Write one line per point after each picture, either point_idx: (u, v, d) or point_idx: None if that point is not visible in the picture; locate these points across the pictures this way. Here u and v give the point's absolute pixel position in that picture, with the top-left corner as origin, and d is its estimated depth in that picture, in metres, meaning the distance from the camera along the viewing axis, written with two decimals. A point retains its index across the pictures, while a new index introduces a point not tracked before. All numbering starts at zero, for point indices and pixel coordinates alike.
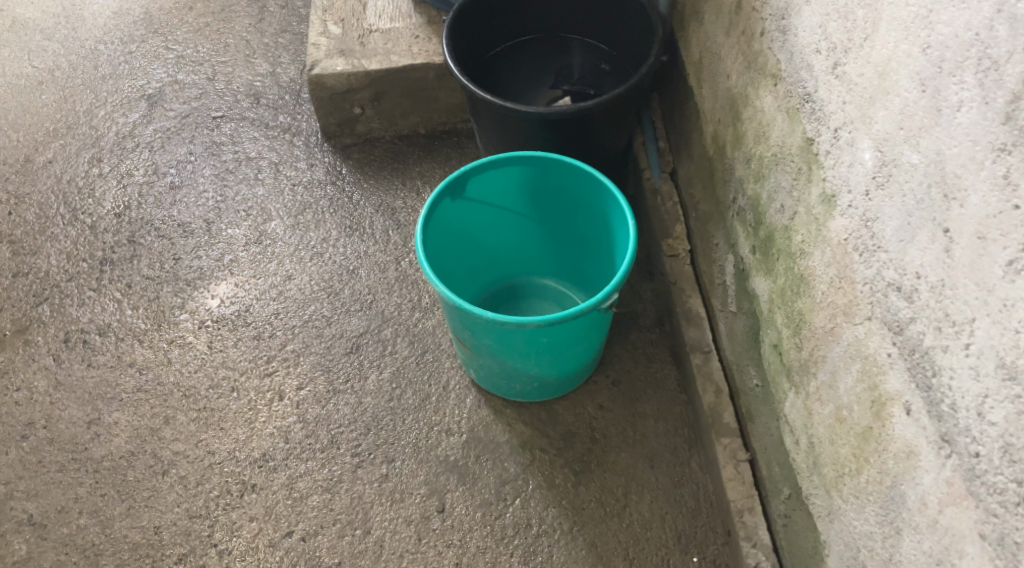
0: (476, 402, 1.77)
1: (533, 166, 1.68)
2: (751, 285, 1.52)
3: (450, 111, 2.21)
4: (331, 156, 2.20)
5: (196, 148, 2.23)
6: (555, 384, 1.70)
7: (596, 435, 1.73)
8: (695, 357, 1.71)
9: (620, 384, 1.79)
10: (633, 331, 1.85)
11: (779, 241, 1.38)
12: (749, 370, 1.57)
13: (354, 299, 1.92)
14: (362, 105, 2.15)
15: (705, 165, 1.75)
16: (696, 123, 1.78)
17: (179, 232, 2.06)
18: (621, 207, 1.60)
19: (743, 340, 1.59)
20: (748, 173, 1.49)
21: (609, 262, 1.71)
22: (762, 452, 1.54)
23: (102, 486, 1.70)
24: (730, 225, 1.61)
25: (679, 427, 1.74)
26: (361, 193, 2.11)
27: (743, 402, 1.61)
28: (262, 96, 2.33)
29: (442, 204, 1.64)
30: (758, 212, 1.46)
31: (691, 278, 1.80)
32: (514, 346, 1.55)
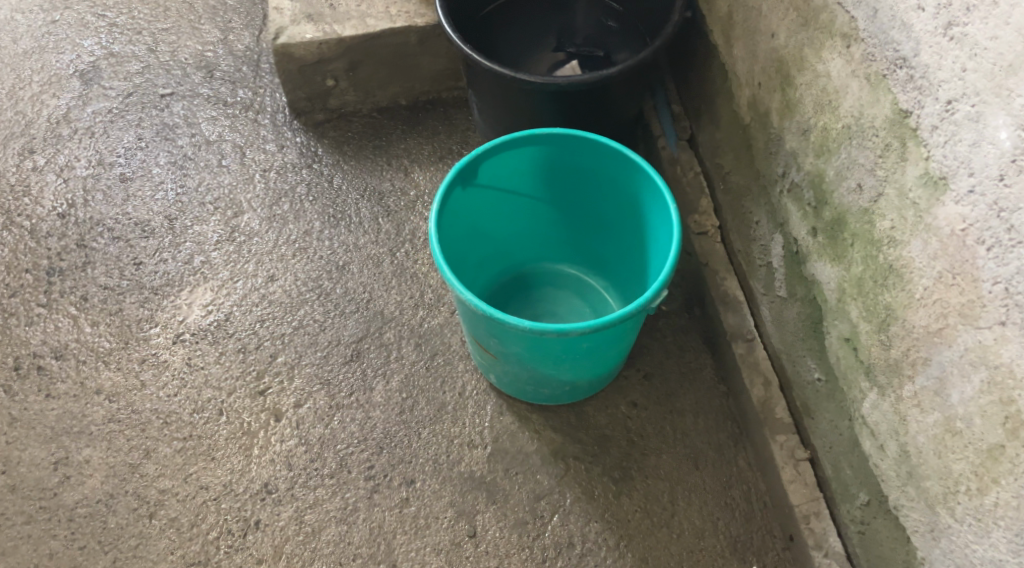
0: (497, 408, 1.60)
1: (552, 146, 1.51)
2: (809, 270, 1.37)
3: (434, 78, 2.00)
4: (304, 135, 1.97)
5: (145, 133, 1.96)
6: (588, 385, 1.55)
7: (633, 438, 1.58)
8: (738, 346, 1.56)
9: (654, 377, 1.63)
10: (660, 318, 1.70)
11: (853, 225, 1.22)
12: (805, 362, 1.43)
13: (348, 299, 1.73)
14: (335, 76, 1.93)
15: (737, 133, 1.58)
16: (725, 86, 1.60)
17: (136, 232, 1.81)
18: (657, 188, 1.43)
19: (797, 329, 1.44)
20: (805, 147, 1.32)
21: (639, 247, 1.55)
22: (825, 453, 1.40)
23: (80, 537, 1.49)
24: (778, 202, 1.45)
25: (721, 422, 1.59)
26: (343, 177, 1.90)
27: (797, 396, 1.47)
28: (216, 68, 2.07)
29: (454, 195, 1.47)
30: (820, 191, 1.30)
31: (724, 257, 1.65)
32: (549, 352, 1.40)
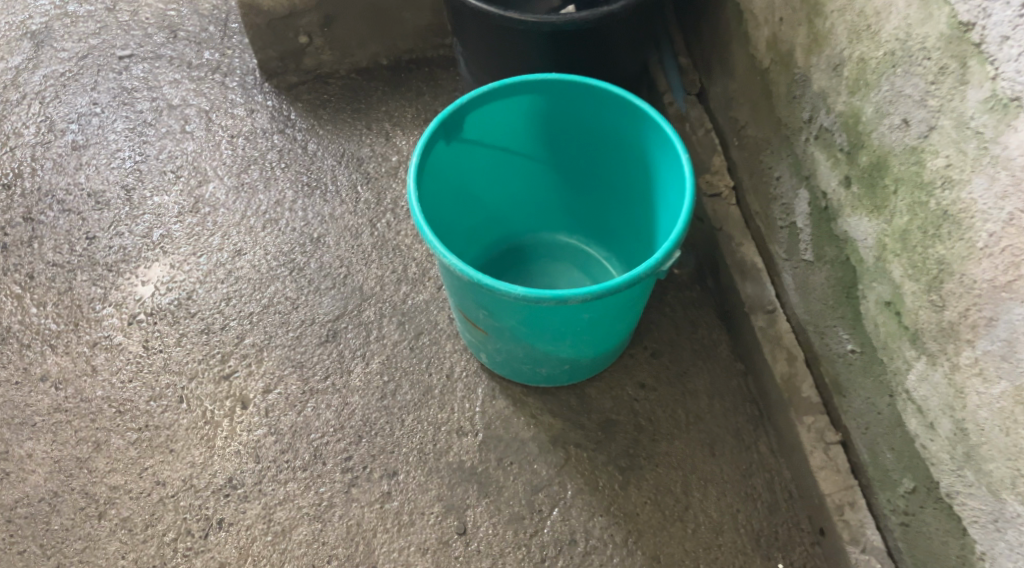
0: (489, 392, 1.44)
1: (547, 95, 1.34)
2: (840, 228, 1.21)
3: (418, 35, 1.83)
4: (275, 98, 1.80)
5: (101, 98, 1.79)
6: (590, 365, 1.38)
7: (641, 422, 1.42)
8: (758, 319, 1.40)
9: (662, 355, 1.47)
10: (668, 290, 1.54)
11: (897, 168, 1.07)
12: (836, 333, 1.27)
13: (324, 274, 1.56)
14: (308, 32, 1.77)
15: (754, 80, 1.41)
16: (739, 29, 1.44)
17: (89, 204, 1.64)
18: (667, 138, 1.27)
19: (825, 296, 1.28)
20: (837, 85, 1.16)
21: (646, 209, 1.39)
22: (860, 434, 1.25)
23: (19, 541, 1.32)
24: (803, 153, 1.28)
25: (739, 404, 1.43)
26: (318, 143, 1.73)
27: (826, 371, 1.31)
28: (180, 29, 1.90)
29: (437, 150, 1.30)
30: (855, 134, 1.14)
31: (739, 220, 1.48)
32: (547, 325, 1.24)
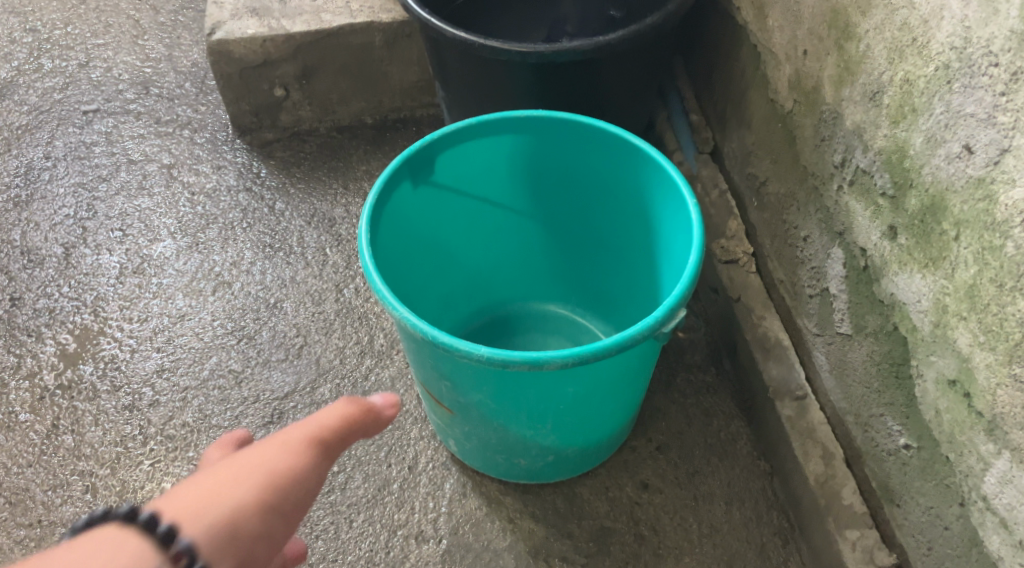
0: (458, 488, 1.20)
1: (534, 135, 1.14)
2: (885, 291, 0.98)
3: (406, 92, 1.66)
4: (246, 155, 1.62)
5: (55, 151, 1.63)
6: (580, 457, 1.14)
7: (642, 532, 1.16)
8: (785, 407, 1.16)
9: (670, 450, 1.22)
10: (678, 373, 1.30)
11: (957, 209, 0.84)
12: (884, 423, 1.02)
13: (275, 345, 1.35)
14: (285, 85, 1.58)
15: (775, 128, 1.21)
16: (757, 72, 1.25)
17: (20, 263, 1.47)
18: (670, 182, 1.06)
19: (868, 377, 1.04)
20: (876, 116, 0.95)
21: (649, 270, 1.18)
22: (922, 555, 0.99)
23: None
24: (834, 205, 1.07)
25: (764, 514, 1.17)
26: (287, 202, 1.54)
27: (873, 474, 1.06)
28: (153, 85, 1.73)
29: (402, 191, 1.09)
30: (900, 173, 0.92)
31: (760, 291, 1.26)
32: (522, 403, 1.00)
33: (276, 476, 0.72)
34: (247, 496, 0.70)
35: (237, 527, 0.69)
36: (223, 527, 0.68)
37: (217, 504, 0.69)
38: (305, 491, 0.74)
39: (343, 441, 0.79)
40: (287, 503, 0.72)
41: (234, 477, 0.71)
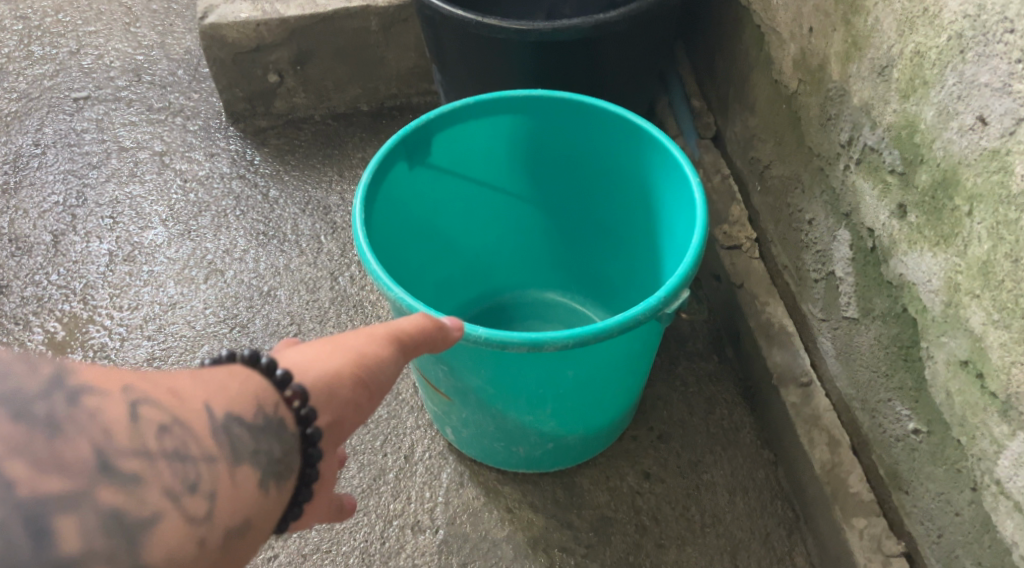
0: (456, 477, 1.17)
1: (532, 115, 1.11)
2: (893, 272, 0.95)
3: (403, 78, 1.63)
4: (239, 143, 1.59)
5: (45, 138, 1.60)
6: (580, 444, 1.11)
7: (644, 522, 1.13)
8: (790, 394, 1.14)
9: (672, 439, 1.20)
10: (680, 361, 1.28)
11: (970, 182, 0.82)
12: (892, 408, 1.00)
13: (268, 333, 1.32)
14: (279, 70, 1.55)
15: (778, 109, 1.18)
16: (760, 53, 1.22)
17: (7, 251, 1.44)
18: (672, 162, 1.03)
19: (876, 362, 1.02)
20: (885, 91, 0.92)
21: (651, 254, 1.15)
22: (932, 543, 0.97)
23: None
24: (840, 185, 1.04)
25: (768, 503, 1.14)
26: (281, 189, 1.51)
27: (881, 461, 1.03)
28: (145, 72, 1.70)
29: (397, 172, 1.06)
30: (910, 149, 0.90)
31: (764, 277, 1.24)
32: (521, 387, 0.97)
33: (362, 359, 0.72)
34: (342, 364, 0.70)
35: (332, 391, 0.69)
36: (321, 387, 0.68)
37: (321, 364, 0.69)
38: (384, 379, 0.73)
39: (414, 347, 0.78)
40: (369, 387, 0.71)
41: (327, 354, 0.70)
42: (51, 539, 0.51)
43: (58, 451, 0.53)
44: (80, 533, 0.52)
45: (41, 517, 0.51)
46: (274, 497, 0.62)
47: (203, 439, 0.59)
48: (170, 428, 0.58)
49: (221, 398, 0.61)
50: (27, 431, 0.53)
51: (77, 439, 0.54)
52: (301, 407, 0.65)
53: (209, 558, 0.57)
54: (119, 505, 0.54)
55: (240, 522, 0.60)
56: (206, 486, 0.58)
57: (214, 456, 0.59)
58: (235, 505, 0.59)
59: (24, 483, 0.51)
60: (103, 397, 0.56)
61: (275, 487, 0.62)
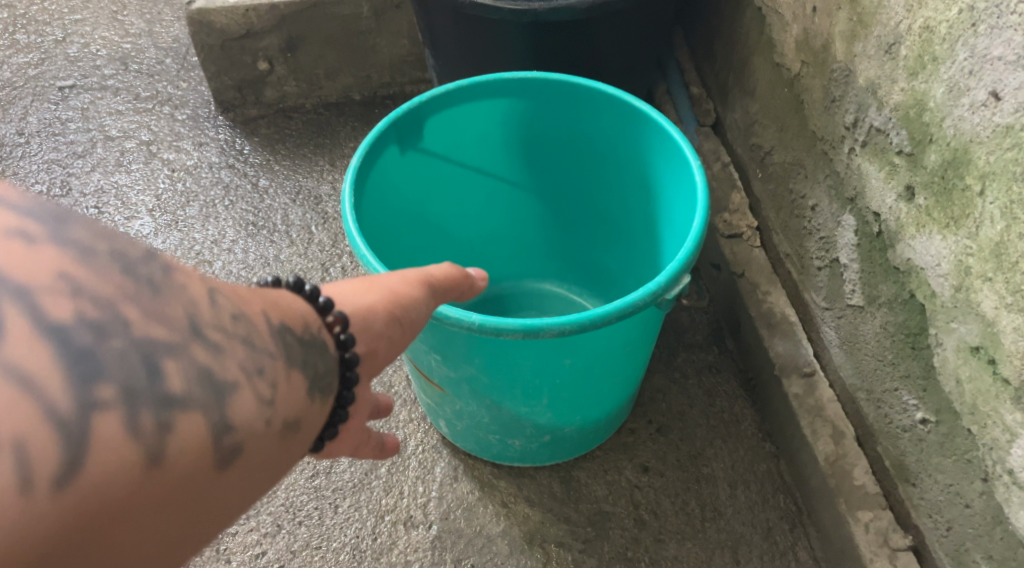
0: (449, 472, 1.14)
1: (528, 98, 1.08)
2: (900, 257, 0.92)
3: (396, 67, 1.60)
4: (228, 132, 1.56)
5: (29, 127, 1.57)
6: (577, 437, 1.08)
7: (642, 516, 1.10)
8: (792, 385, 1.11)
9: (671, 431, 1.17)
10: (679, 352, 1.25)
11: (983, 160, 0.79)
12: (898, 398, 0.97)
13: None
14: (269, 57, 1.52)
15: (780, 93, 1.15)
16: (761, 36, 1.19)
17: None
18: (672, 145, 1.00)
19: (881, 351, 0.98)
20: (893, 70, 0.90)
21: (650, 241, 1.12)
22: (940, 537, 0.94)
23: None
24: (845, 169, 1.01)
25: (770, 497, 1.11)
26: (271, 179, 1.48)
27: (887, 452, 1.00)
28: (132, 60, 1.66)
29: (388, 157, 1.03)
30: (918, 128, 0.87)
31: (765, 266, 1.21)
32: (516, 376, 0.94)
33: (397, 297, 0.72)
34: (379, 301, 0.71)
35: (368, 322, 0.69)
36: (358, 318, 0.68)
37: (358, 298, 0.70)
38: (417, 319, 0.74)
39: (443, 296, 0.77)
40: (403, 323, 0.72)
41: (363, 289, 0.71)
42: (157, 379, 0.49)
43: (161, 304, 0.50)
44: (183, 378, 0.50)
45: (147, 359, 0.49)
46: (316, 408, 0.59)
47: (267, 340, 0.56)
48: (243, 318, 0.55)
49: (279, 309, 0.59)
50: (139, 277, 0.50)
51: (177, 297, 0.51)
52: (341, 332, 0.64)
53: (274, 442, 0.55)
54: (212, 364, 0.51)
55: (292, 424, 0.56)
56: (269, 379, 0.55)
57: (286, 350, 0.57)
58: (293, 402, 0.56)
59: (136, 322, 0.49)
60: (195, 276, 0.54)
61: (319, 400, 0.59)
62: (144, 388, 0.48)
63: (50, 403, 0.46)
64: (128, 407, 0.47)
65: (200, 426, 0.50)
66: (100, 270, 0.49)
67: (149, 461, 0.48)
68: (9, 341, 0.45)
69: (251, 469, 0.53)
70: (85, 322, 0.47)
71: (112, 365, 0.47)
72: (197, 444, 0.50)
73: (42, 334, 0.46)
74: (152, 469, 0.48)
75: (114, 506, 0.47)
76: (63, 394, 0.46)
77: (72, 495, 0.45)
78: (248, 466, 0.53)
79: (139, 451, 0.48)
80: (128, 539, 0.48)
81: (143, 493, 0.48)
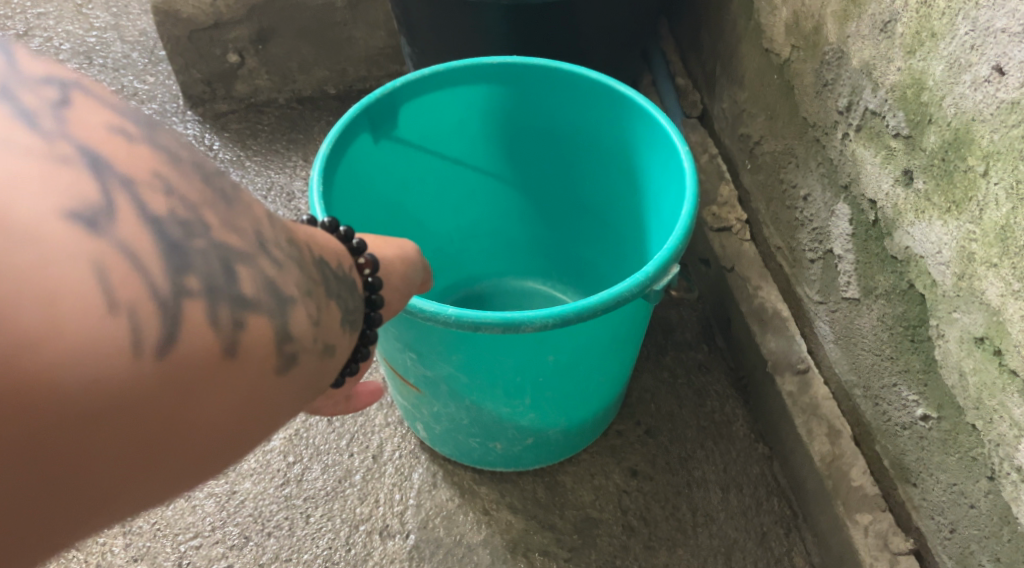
0: (428, 478, 1.09)
1: (508, 85, 1.03)
2: (897, 246, 0.88)
3: (372, 60, 1.55)
4: (197, 127, 1.50)
5: None
6: (562, 439, 1.03)
7: (631, 523, 1.05)
8: (786, 382, 1.06)
9: (660, 433, 1.12)
10: (668, 351, 1.20)
11: (985, 141, 0.75)
12: (897, 394, 0.92)
13: None
14: (239, 50, 1.46)
15: (769, 80, 1.11)
16: (749, 22, 1.14)
17: None
18: (659, 131, 0.95)
19: (879, 345, 0.94)
20: (889, 49, 0.85)
21: (636, 234, 1.07)
22: (943, 539, 0.89)
23: None
24: (839, 155, 0.96)
25: (764, 500, 1.07)
26: (242, 175, 1.43)
27: (885, 452, 0.96)
28: (97, 55, 1.60)
29: (361, 144, 0.97)
30: (916, 110, 0.82)
31: (756, 260, 1.16)
32: (496, 375, 0.89)
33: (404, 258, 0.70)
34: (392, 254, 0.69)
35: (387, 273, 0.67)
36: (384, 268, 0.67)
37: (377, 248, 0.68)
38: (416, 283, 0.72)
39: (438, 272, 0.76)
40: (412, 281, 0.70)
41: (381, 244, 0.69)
42: (234, 280, 0.48)
43: (235, 217, 0.50)
44: (254, 284, 0.49)
45: (226, 262, 0.48)
46: (347, 340, 0.57)
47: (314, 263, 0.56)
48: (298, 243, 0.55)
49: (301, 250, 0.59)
50: (218, 190, 0.51)
51: (246, 213, 0.51)
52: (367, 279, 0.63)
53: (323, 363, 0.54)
54: (276, 278, 0.51)
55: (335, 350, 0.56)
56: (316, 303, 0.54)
57: (325, 278, 0.56)
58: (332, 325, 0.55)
59: (216, 228, 0.49)
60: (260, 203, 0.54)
61: (348, 334, 0.58)
62: (226, 283, 0.48)
63: (151, 286, 0.45)
64: (209, 300, 0.47)
65: (268, 327, 0.49)
66: (184, 175, 0.49)
67: (227, 351, 0.47)
68: (118, 225, 0.45)
69: (305, 383, 0.53)
70: (176, 219, 0.47)
71: (196, 262, 0.47)
72: (267, 343, 0.49)
73: (142, 223, 0.46)
74: (228, 359, 0.48)
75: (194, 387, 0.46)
76: (157, 280, 0.45)
77: (161, 366, 0.45)
78: (306, 377, 0.53)
79: (218, 340, 0.47)
80: (204, 424, 0.47)
81: (219, 379, 0.47)
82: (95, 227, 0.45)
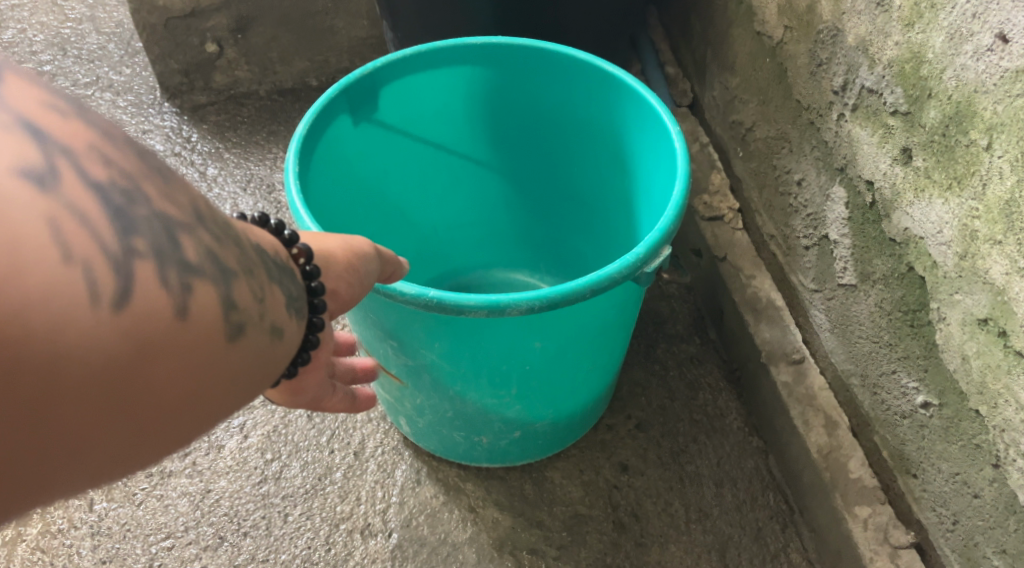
0: (412, 475, 1.05)
1: (492, 66, 1.00)
2: (896, 228, 0.84)
3: (355, 50, 1.51)
4: (174, 119, 1.46)
5: None
6: (550, 433, 0.99)
7: (622, 519, 1.01)
8: (780, 373, 1.03)
9: (651, 427, 1.08)
10: (658, 344, 1.17)
11: (989, 112, 0.72)
12: (896, 382, 0.89)
13: None
14: (217, 39, 1.42)
15: (760, 63, 1.08)
16: (740, 5, 1.12)
17: None
18: (648, 111, 0.92)
19: (877, 331, 0.91)
20: (886, 23, 0.82)
21: (625, 221, 1.04)
22: (946, 532, 0.86)
23: None
24: (834, 136, 0.93)
25: (759, 495, 1.03)
26: (220, 167, 1.39)
27: (885, 443, 0.93)
28: (72, 46, 1.56)
29: (340, 126, 0.94)
30: (915, 84, 0.79)
31: (748, 249, 1.13)
32: (481, 363, 0.85)
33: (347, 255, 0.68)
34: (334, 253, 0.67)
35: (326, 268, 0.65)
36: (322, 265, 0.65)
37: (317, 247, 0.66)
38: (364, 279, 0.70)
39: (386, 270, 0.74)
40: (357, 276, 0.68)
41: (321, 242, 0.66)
42: (179, 247, 0.48)
43: (173, 190, 0.50)
44: (198, 251, 0.49)
45: (170, 229, 0.48)
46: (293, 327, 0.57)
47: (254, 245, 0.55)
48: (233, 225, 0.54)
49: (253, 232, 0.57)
50: (154, 166, 0.50)
51: (182, 189, 0.51)
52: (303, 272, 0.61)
53: (269, 345, 0.54)
54: (217, 249, 0.51)
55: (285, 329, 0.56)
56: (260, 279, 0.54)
57: (267, 264, 0.56)
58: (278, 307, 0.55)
59: (156, 198, 0.48)
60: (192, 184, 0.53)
61: (297, 319, 0.58)
62: (172, 248, 0.48)
63: (101, 246, 0.45)
64: (158, 261, 0.47)
65: (214, 294, 0.50)
66: (118, 145, 0.49)
67: (178, 314, 0.48)
68: (63, 185, 0.45)
69: (253, 355, 0.53)
70: (117, 186, 0.47)
71: (142, 227, 0.47)
72: (215, 312, 0.49)
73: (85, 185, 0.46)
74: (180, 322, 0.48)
75: (138, 349, 0.46)
76: (106, 241, 0.45)
77: (116, 320, 0.45)
78: (250, 352, 0.53)
79: (170, 301, 0.47)
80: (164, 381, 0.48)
81: (177, 339, 0.48)
82: (42, 185, 0.44)
